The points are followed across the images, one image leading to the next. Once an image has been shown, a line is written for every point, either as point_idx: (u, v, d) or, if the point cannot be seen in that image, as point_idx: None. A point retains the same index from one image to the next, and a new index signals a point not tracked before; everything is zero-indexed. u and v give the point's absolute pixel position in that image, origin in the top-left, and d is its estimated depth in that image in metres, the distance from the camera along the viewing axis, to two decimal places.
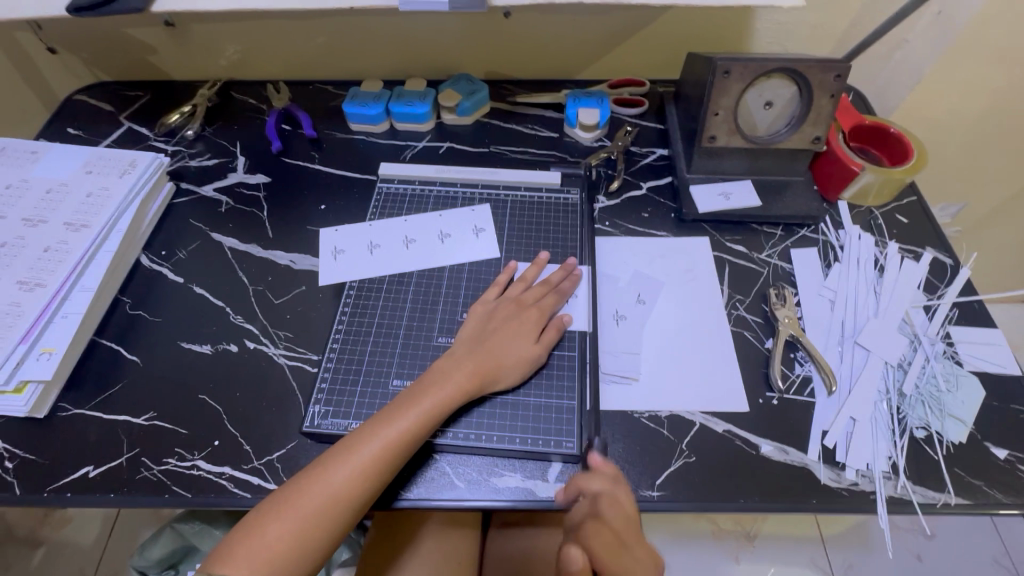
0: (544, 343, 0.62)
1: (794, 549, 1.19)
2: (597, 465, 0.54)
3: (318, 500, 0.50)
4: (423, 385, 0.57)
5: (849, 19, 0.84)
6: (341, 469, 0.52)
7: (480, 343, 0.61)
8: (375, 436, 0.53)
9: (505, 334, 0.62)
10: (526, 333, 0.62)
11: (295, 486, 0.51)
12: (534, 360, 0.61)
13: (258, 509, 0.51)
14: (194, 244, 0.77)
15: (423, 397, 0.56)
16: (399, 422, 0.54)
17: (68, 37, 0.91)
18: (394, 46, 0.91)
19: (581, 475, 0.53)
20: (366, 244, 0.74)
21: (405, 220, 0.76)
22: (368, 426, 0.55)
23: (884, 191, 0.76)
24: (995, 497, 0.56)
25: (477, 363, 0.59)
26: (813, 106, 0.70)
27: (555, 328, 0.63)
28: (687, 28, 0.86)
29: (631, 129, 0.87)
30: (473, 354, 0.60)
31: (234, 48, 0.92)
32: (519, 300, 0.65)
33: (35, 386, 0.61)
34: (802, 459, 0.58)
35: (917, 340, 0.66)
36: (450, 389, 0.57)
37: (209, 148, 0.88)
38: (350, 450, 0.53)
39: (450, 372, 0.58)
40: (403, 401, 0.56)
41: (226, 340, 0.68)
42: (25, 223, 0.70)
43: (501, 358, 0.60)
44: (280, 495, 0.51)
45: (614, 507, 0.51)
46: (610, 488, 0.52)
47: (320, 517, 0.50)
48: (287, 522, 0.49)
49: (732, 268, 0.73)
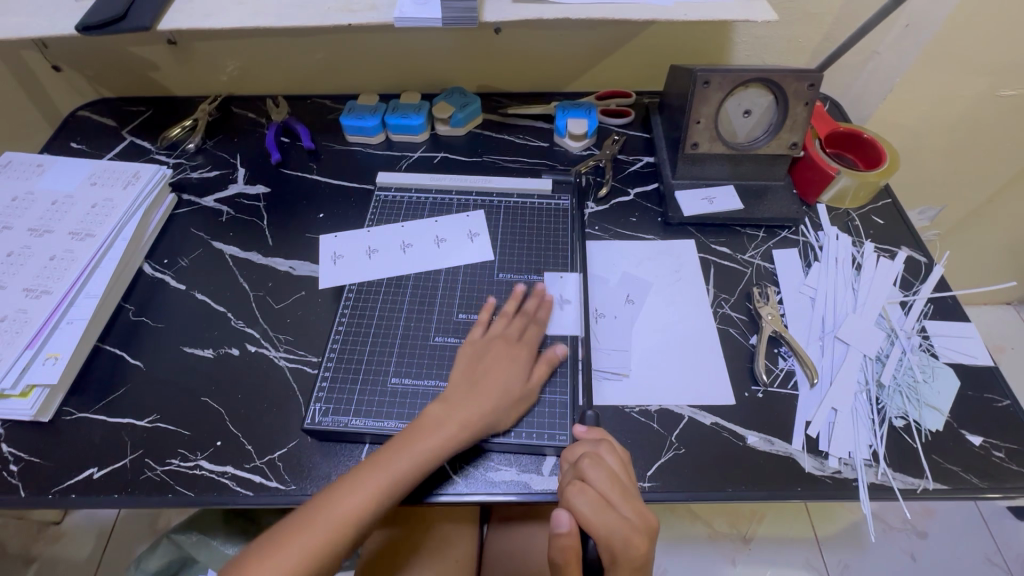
0: (533, 385, 0.62)
1: (788, 549, 1.20)
2: (580, 434, 0.57)
3: (306, 550, 0.51)
4: (415, 429, 0.57)
5: (822, 32, 0.88)
6: (333, 515, 0.52)
7: (472, 386, 0.60)
8: (366, 486, 0.53)
9: (496, 374, 0.61)
10: (517, 373, 0.62)
11: (282, 536, 0.51)
12: (524, 402, 0.61)
13: (250, 552, 0.51)
14: (196, 252, 0.79)
15: (416, 441, 0.56)
16: (393, 467, 0.55)
17: (72, 54, 0.94)
18: (390, 62, 0.94)
19: (567, 447, 0.56)
20: (366, 248, 0.77)
21: (404, 226, 0.79)
22: (355, 475, 0.55)
23: (860, 193, 0.80)
24: (973, 482, 0.58)
25: (469, 409, 0.58)
26: (789, 114, 0.74)
27: (547, 362, 0.63)
28: (670, 42, 0.90)
29: (618, 138, 0.90)
30: (464, 399, 0.59)
31: (235, 64, 0.95)
32: (505, 337, 0.64)
33: (41, 390, 0.62)
34: (787, 449, 0.61)
35: (893, 333, 0.68)
36: (443, 433, 0.57)
37: (210, 160, 0.90)
38: (342, 498, 0.53)
39: (443, 416, 0.58)
40: (394, 446, 0.56)
41: (227, 344, 0.70)
42: (31, 233, 0.72)
43: (494, 400, 0.60)
44: (270, 542, 0.51)
45: (597, 467, 0.52)
46: (595, 450, 0.54)
47: (317, 559, 0.51)
48: (274, 573, 0.49)
49: (717, 268, 0.76)
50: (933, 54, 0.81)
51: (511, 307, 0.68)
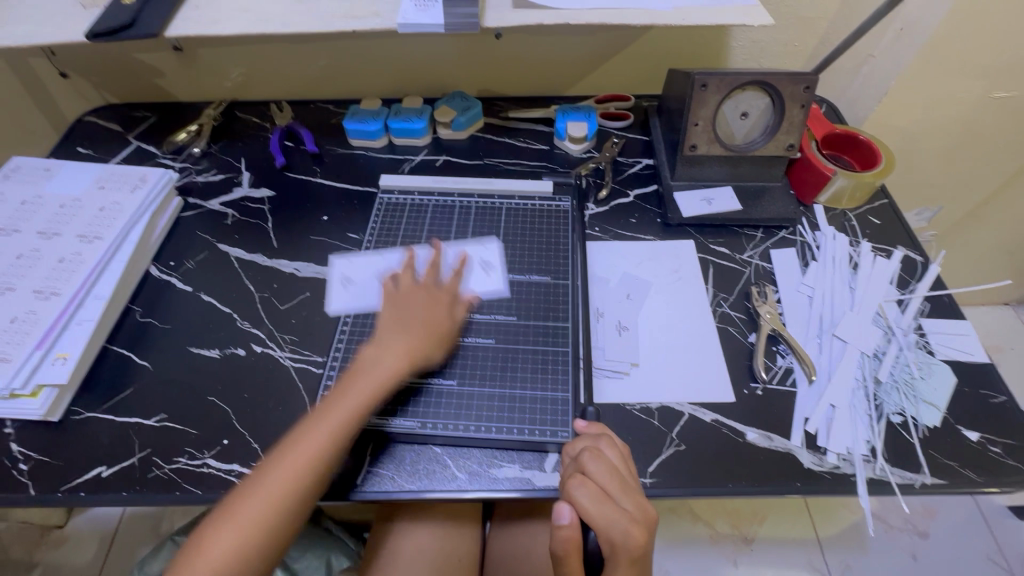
0: (437, 328, 0.64)
1: (790, 551, 1.20)
2: (581, 429, 0.59)
3: (260, 499, 0.52)
4: (353, 374, 0.59)
5: (817, 36, 0.90)
6: (284, 462, 0.53)
7: (405, 322, 0.63)
8: (315, 428, 0.55)
9: (424, 308, 0.65)
10: (439, 308, 0.65)
11: (239, 494, 0.52)
12: (429, 340, 0.63)
13: (207, 518, 0.52)
14: (201, 254, 0.80)
15: (356, 382, 0.59)
16: (331, 411, 0.56)
17: (79, 61, 0.95)
18: (392, 67, 0.96)
19: (569, 442, 0.57)
20: (341, 278, 0.76)
21: (348, 258, 0.77)
22: (305, 423, 0.57)
23: (856, 194, 0.81)
24: (970, 477, 0.59)
25: (393, 346, 0.61)
26: (786, 116, 0.75)
27: (462, 307, 0.68)
28: (668, 46, 0.92)
29: (618, 141, 0.92)
30: (397, 333, 0.62)
31: (240, 70, 0.97)
32: (409, 295, 0.66)
33: (50, 391, 0.63)
34: (786, 445, 0.62)
35: (890, 331, 0.69)
36: (376, 370, 0.60)
37: (214, 164, 0.92)
38: (292, 443, 0.55)
39: (377, 356, 0.61)
40: (336, 391, 0.58)
41: (233, 345, 0.71)
42: (40, 236, 0.73)
43: (426, 334, 0.63)
44: (228, 500, 0.52)
45: (598, 460, 0.53)
46: (595, 444, 0.55)
47: (271, 513, 0.51)
48: (232, 528, 0.50)
49: (715, 268, 0.77)
50: (926, 57, 0.82)
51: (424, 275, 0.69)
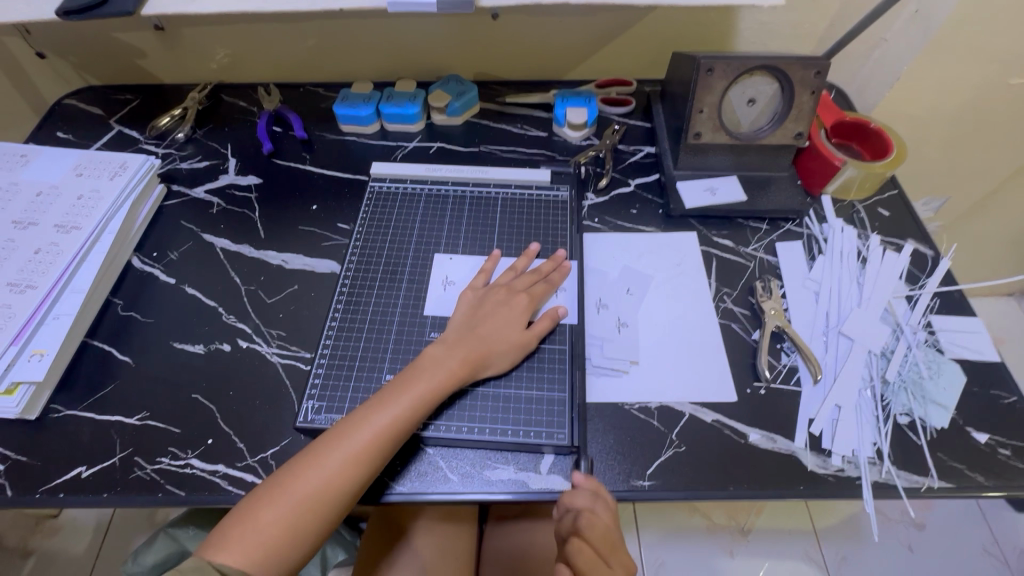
0: (532, 332, 0.63)
1: (787, 542, 1.20)
2: (580, 481, 0.55)
3: (311, 484, 0.51)
4: (410, 374, 0.58)
5: (828, 18, 0.86)
6: (332, 455, 0.52)
7: (471, 329, 0.62)
8: (367, 424, 0.54)
9: (495, 319, 0.63)
10: (515, 320, 0.63)
11: (290, 473, 0.52)
12: (523, 346, 0.62)
13: (255, 493, 0.52)
14: (185, 245, 0.77)
15: (412, 384, 0.57)
16: (393, 405, 0.55)
17: (56, 41, 0.91)
18: (384, 48, 0.91)
19: (564, 494, 0.54)
20: (442, 280, 0.71)
21: (451, 258, 0.73)
22: (363, 410, 0.55)
23: (866, 184, 0.78)
24: (978, 480, 0.57)
25: (466, 348, 0.60)
26: (795, 103, 0.71)
27: (547, 318, 0.64)
28: (672, 28, 0.88)
29: (619, 128, 0.88)
30: (463, 340, 0.61)
31: (226, 51, 0.93)
32: (510, 287, 0.66)
33: (26, 388, 0.61)
34: (789, 447, 0.60)
35: (899, 328, 0.67)
36: (442, 373, 0.58)
37: (200, 150, 0.88)
38: (341, 436, 0.53)
39: (441, 358, 0.59)
40: (394, 388, 0.57)
41: (218, 340, 0.68)
42: (15, 226, 0.70)
43: (493, 342, 0.61)
44: (276, 480, 0.52)
45: (595, 526, 0.51)
46: (592, 505, 0.53)
47: (320, 501, 0.51)
48: (282, 508, 0.50)
49: (719, 262, 0.74)
50: (943, 42, 0.79)
51: (521, 265, 0.69)
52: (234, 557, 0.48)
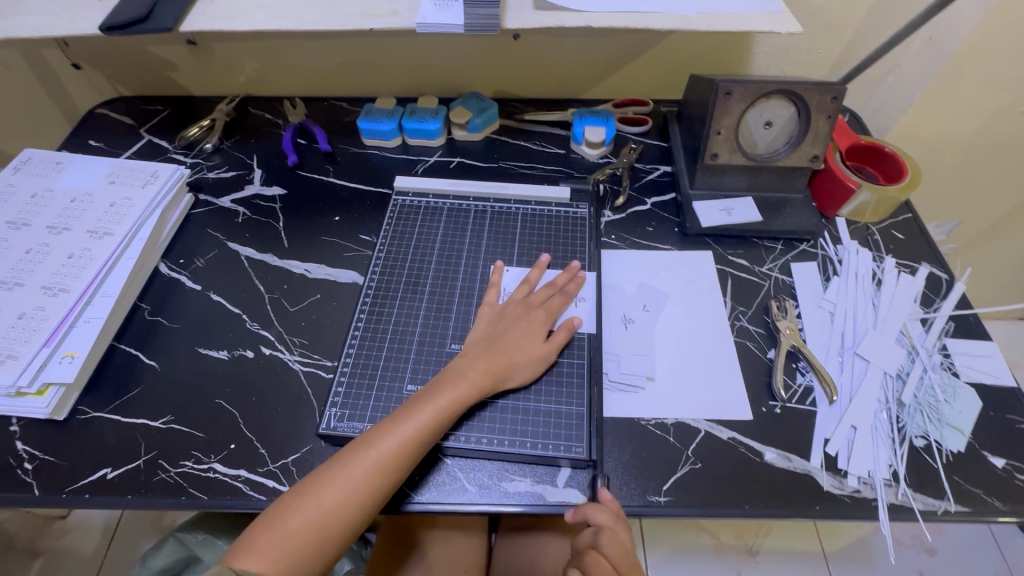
0: (552, 344, 0.64)
1: (794, 563, 1.19)
2: (604, 499, 0.55)
3: (335, 494, 0.52)
4: (434, 387, 0.58)
5: (843, 44, 0.88)
6: (359, 464, 0.53)
7: (492, 343, 0.63)
8: (392, 436, 0.55)
9: (515, 332, 0.64)
10: (534, 333, 0.64)
11: (315, 482, 0.53)
12: (543, 360, 0.63)
13: (280, 500, 0.53)
14: (211, 253, 0.79)
15: (435, 397, 0.57)
16: (418, 418, 0.56)
17: (92, 53, 0.94)
18: (407, 65, 0.94)
19: (587, 507, 0.54)
20: (463, 293, 0.72)
21: (472, 271, 0.74)
22: (387, 421, 0.56)
23: (880, 208, 0.79)
24: (994, 505, 0.57)
25: (488, 362, 0.61)
26: (811, 126, 0.73)
27: (565, 329, 0.65)
28: (690, 51, 0.90)
29: (635, 147, 0.90)
30: (485, 353, 0.62)
31: (254, 65, 0.95)
32: (526, 302, 0.67)
33: (57, 388, 0.62)
34: (804, 466, 0.60)
35: (914, 351, 0.68)
36: (464, 386, 0.58)
37: (226, 161, 0.90)
38: (368, 447, 0.54)
39: (463, 371, 0.60)
40: (417, 400, 0.58)
41: (242, 346, 0.69)
42: (49, 231, 0.73)
43: (513, 355, 0.62)
44: (301, 489, 0.53)
45: (614, 544, 0.53)
46: (612, 524, 0.53)
47: (345, 511, 0.52)
48: (307, 517, 0.51)
49: (735, 281, 0.75)
50: (958, 71, 0.80)
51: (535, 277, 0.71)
52: (260, 564, 0.48)
